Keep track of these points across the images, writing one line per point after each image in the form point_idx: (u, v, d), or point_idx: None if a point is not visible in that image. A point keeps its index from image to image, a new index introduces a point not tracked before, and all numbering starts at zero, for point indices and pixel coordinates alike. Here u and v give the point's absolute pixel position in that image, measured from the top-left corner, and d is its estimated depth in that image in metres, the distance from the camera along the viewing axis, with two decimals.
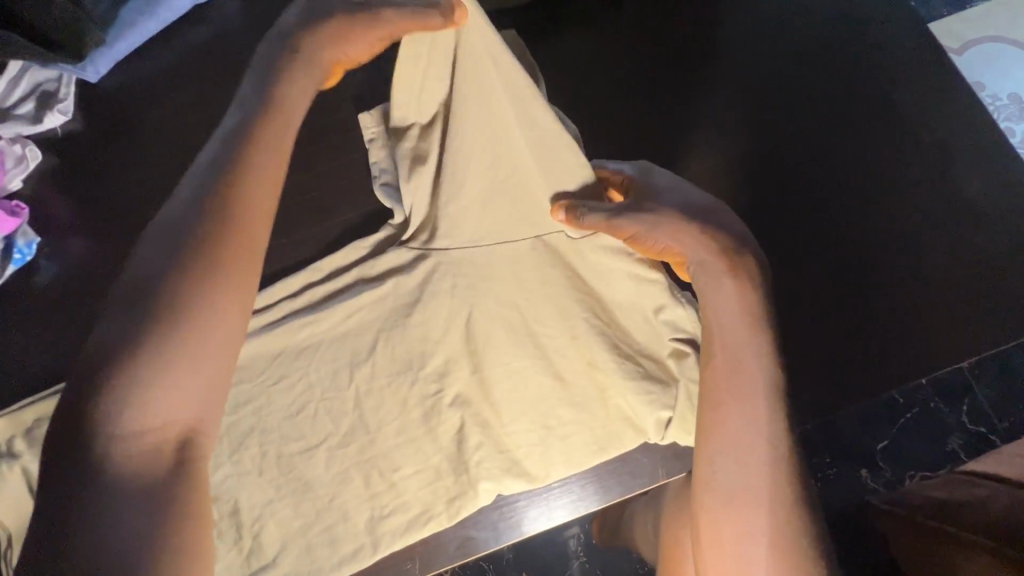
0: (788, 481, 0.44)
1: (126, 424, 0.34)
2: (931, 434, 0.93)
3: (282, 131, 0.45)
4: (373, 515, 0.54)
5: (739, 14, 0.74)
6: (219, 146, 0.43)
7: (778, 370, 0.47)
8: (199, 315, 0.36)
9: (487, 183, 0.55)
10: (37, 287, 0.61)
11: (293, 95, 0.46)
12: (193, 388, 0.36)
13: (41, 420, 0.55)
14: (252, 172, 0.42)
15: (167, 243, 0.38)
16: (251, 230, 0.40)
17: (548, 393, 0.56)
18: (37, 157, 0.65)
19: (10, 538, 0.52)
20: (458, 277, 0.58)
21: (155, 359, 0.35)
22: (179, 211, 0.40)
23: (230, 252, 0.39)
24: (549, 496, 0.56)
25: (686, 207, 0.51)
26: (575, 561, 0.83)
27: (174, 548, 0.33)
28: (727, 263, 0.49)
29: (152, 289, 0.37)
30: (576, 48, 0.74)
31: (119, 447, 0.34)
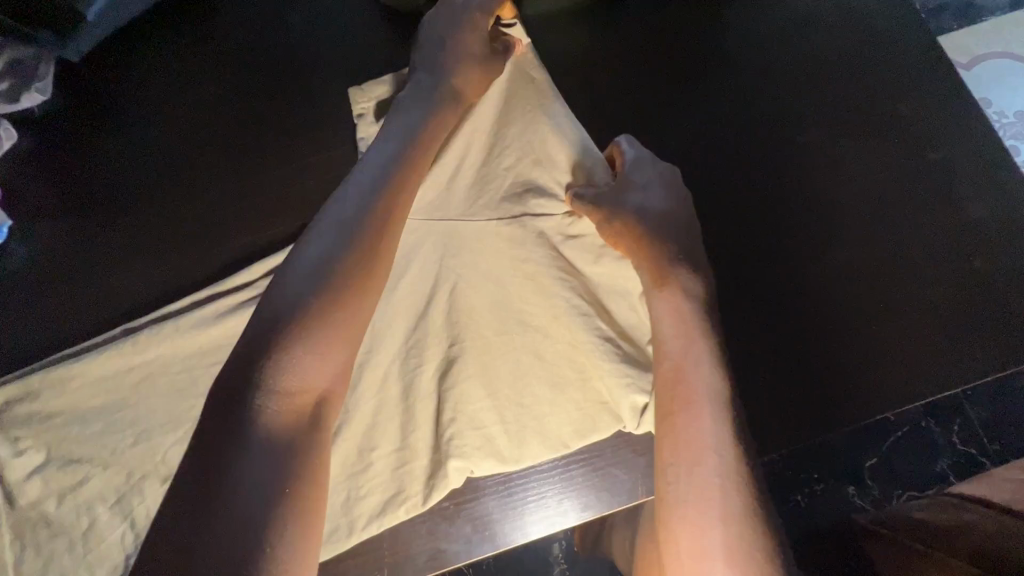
0: (737, 491, 0.42)
1: (280, 383, 0.38)
2: (919, 452, 0.92)
3: (428, 150, 0.52)
4: (350, 496, 0.51)
5: (746, 18, 0.72)
6: (374, 156, 0.49)
7: (725, 375, 0.47)
8: (354, 302, 0.42)
9: (487, 168, 0.59)
10: (8, 269, 0.60)
11: (438, 122, 0.54)
12: (335, 364, 0.41)
13: (10, 403, 0.54)
14: (405, 183, 0.48)
15: (332, 230, 0.44)
16: (394, 228, 0.46)
17: (527, 370, 0.54)
18: (12, 137, 0.64)
19: None
20: (435, 246, 0.57)
21: (312, 330, 0.40)
22: (345, 205, 0.45)
23: (377, 244, 0.44)
24: (524, 509, 0.53)
25: (642, 207, 0.53)
26: (556, 567, 0.82)
27: (295, 503, 0.36)
28: (653, 276, 0.51)
29: (321, 271, 0.42)
30: (579, 41, 0.71)
31: (273, 403, 0.38)
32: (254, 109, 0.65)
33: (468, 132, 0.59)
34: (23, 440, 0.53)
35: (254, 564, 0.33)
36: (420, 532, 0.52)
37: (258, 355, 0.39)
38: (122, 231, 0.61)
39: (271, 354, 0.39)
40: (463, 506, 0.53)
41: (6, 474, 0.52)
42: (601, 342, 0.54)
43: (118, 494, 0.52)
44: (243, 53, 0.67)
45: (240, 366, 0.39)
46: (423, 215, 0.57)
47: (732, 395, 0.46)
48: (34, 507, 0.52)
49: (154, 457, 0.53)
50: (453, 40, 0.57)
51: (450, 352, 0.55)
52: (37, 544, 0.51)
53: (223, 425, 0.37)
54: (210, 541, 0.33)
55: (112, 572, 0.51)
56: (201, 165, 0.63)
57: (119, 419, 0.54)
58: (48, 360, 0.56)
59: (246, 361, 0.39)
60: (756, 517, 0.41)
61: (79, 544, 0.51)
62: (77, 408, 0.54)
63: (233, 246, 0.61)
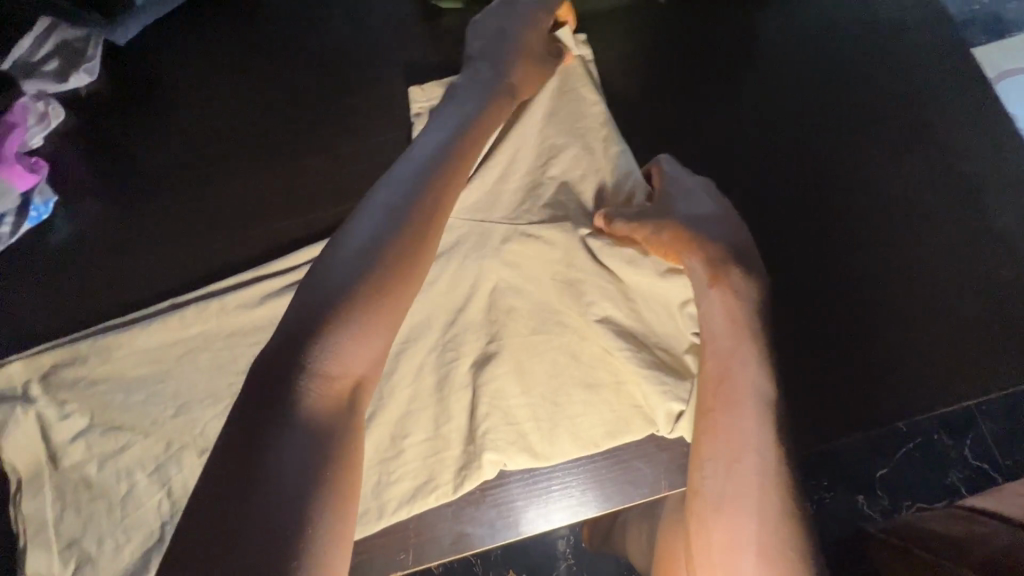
0: (775, 489, 0.43)
1: (328, 359, 0.40)
2: (931, 463, 0.92)
3: (473, 139, 0.53)
4: (381, 480, 0.53)
5: (781, 26, 0.73)
6: (422, 145, 0.50)
7: (775, 379, 0.47)
8: (400, 290, 0.43)
9: (534, 178, 0.60)
10: (56, 242, 0.62)
11: (487, 117, 0.55)
12: (379, 345, 0.42)
13: (58, 365, 0.56)
14: (453, 176, 0.49)
15: (382, 215, 0.45)
16: (439, 216, 0.47)
17: (562, 370, 0.55)
18: (60, 116, 0.66)
19: (21, 480, 0.54)
20: (474, 241, 0.58)
21: (359, 310, 0.41)
22: (393, 191, 0.47)
23: (424, 230, 0.46)
24: (549, 499, 0.54)
25: (691, 213, 0.54)
26: (562, 562, 0.81)
27: (335, 476, 0.37)
28: (707, 273, 0.51)
29: (367, 258, 0.43)
30: (616, 41, 0.72)
31: (316, 380, 0.39)
32: (301, 102, 0.67)
33: (518, 140, 0.61)
34: (69, 404, 0.55)
35: (292, 529, 0.33)
36: (446, 516, 0.54)
37: (305, 333, 0.40)
38: (166, 211, 0.63)
39: (318, 333, 0.40)
40: (488, 492, 0.54)
41: (52, 435, 0.54)
42: (634, 340, 0.55)
43: (157, 462, 0.54)
44: (288, 42, 0.69)
45: (287, 343, 0.40)
46: (468, 217, 0.59)
47: (777, 396, 0.46)
48: (77, 470, 0.54)
49: (192, 429, 0.55)
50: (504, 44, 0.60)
51: (488, 348, 0.56)
52: (78, 505, 0.53)
53: (269, 398, 0.38)
54: (252, 507, 0.33)
55: (147, 537, 0.53)
56: (247, 152, 0.65)
57: (160, 389, 0.56)
58: (95, 328, 0.59)
59: (293, 339, 0.40)
60: (793, 521, 0.42)
61: (118, 508, 0.53)
62: (121, 378, 0.56)
63: (275, 232, 0.63)
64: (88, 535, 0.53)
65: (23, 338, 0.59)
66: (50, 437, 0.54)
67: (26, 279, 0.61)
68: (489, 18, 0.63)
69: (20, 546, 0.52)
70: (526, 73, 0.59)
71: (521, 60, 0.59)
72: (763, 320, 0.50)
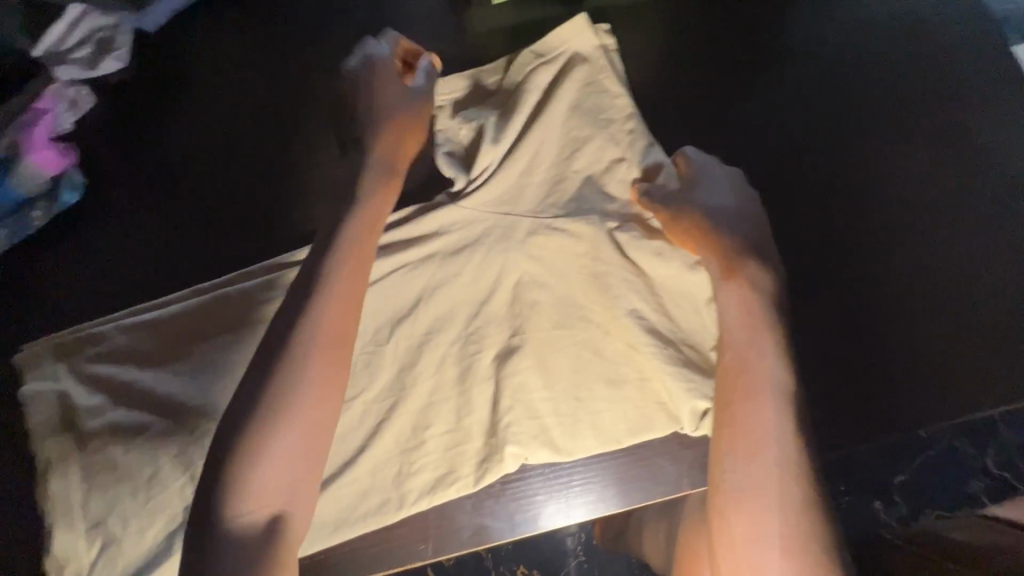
0: (797, 484, 0.41)
1: (248, 490, 0.41)
2: (954, 473, 0.87)
3: (375, 224, 0.51)
4: (402, 471, 0.53)
5: (815, 21, 0.72)
6: (321, 247, 0.49)
7: (795, 372, 0.47)
8: (302, 417, 0.43)
9: (560, 172, 0.60)
10: (85, 228, 0.63)
11: (375, 209, 0.52)
12: (294, 458, 0.43)
13: (84, 350, 0.57)
14: (347, 285, 0.47)
15: (279, 338, 0.44)
16: (344, 314, 0.46)
17: (585, 366, 0.55)
18: (90, 102, 0.67)
19: (48, 460, 0.54)
20: (499, 235, 0.58)
21: (269, 438, 0.42)
22: (293, 306, 0.46)
23: (322, 335, 0.45)
24: (569, 494, 0.54)
25: (710, 206, 0.55)
26: (573, 560, 0.76)
27: None
28: (722, 266, 0.52)
29: (269, 386, 0.43)
30: (646, 33, 0.70)
31: (232, 523, 0.40)
32: (327, 91, 0.67)
33: (543, 131, 0.60)
34: (96, 388, 0.56)
35: None
36: (467, 507, 0.54)
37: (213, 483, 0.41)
38: (191, 199, 0.64)
39: (223, 484, 0.41)
40: (509, 485, 0.54)
41: (79, 417, 0.55)
42: (661, 335, 0.54)
43: (180, 447, 0.55)
44: (316, 32, 0.69)
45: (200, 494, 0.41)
46: (493, 209, 0.58)
47: (797, 389, 0.46)
48: (101, 453, 0.54)
49: (215, 415, 0.55)
50: (372, 116, 0.56)
51: (511, 341, 0.56)
52: (102, 488, 0.54)
53: (201, 540, 0.40)
54: None
55: (170, 521, 0.53)
56: (271, 141, 0.65)
57: (184, 375, 0.56)
58: (120, 314, 0.59)
59: (204, 492, 0.41)
60: (817, 514, 0.41)
61: (142, 491, 0.54)
62: (147, 363, 0.57)
63: (298, 221, 0.63)
64: (113, 516, 0.53)
65: (55, 322, 0.60)
66: (78, 420, 0.55)
67: (55, 263, 0.62)
68: (355, 77, 0.58)
69: (47, 525, 0.53)
70: (394, 140, 0.55)
71: (389, 129, 0.56)
72: (782, 315, 0.50)
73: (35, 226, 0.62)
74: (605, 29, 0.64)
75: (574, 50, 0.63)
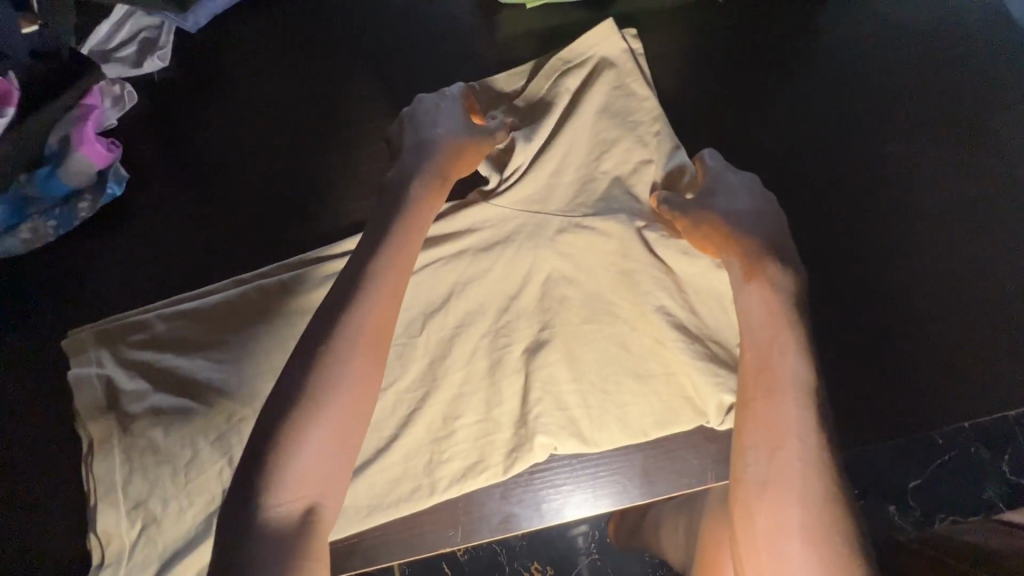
0: (819, 476, 0.42)
1: (282, 483, 0.40)
2: (969, 478, 0.80)
3: (418, 226, 0.51)
4: (433, 459, 0.55)
5: (839, 29, 0.73)
6: (364, 244, 0.49)
7: (816, 371, 0.46)
8: (342, 410, 0.42)
9: (589, 171, 0.62)
10: (128, 220, 0.65)
11: (419, 212, 0.52)
12: (330, 456, 0.42)
13: (128, 337, 0.59)
14: (390, 284, 0.47)
15: (321, 334, 0.44)
16: (385, 314, 0.46)
17: (612, 359, 0.56)
18: (134, 99, 0.69)
19: (93, 442, 0.56)
20: (529, 232, 0.59)
21: (305, 431, 0.41)
22: (337, 302, 0.46)
23: (363, 335, 0.45)
24: (595, 484, 0.55)
25: (730, 209, 0.54)
26: (585, 558, 0.74)
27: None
28: (744, 268, 0.51)
29: (309, 381, 0.42)
30: (673, 39, 0.72)
31: (264, 516, 0.39)
32: (362, 91, 0.69)
33: (573, 132, 0.62)
34: (140, 373, 0.58)
35: None
36: (495, 495, 0.55)
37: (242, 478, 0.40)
38: (231, 194, 0.66)
39: (248, 486, 0.39)
40: (536, 475, 0.56)
41: (123, 401, 0.57)
42: (687, 331, 0.56)
43: (219, 432, 0.57)
44: (353, 35, 0.72)
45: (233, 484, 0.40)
46: (524, 207, 0.60)
47: (819, 385, 0.46)
48: (144, 436, 0.56)
49: (252, 403, 0.57)
50: (430, 135, 0.57)
51: (539, 334, 0.58)
52: (143, 470, 0.56)
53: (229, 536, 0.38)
54: None
55: (209, 502, 0.55)
56: (309, 140, 0.68)
57: (224, 362, 0.59)
58: (161, 304, 0.61)
59: (237, 488, 0.40)
60: (840, 508, 0.41)
61: (181, 473, 0.56)
62: (189, 350, 0.59)
63: (330, 217, 0.65)
64: (154, 497, 0.55)
65: (97, 310, 0.63)
66: (122, 403, 0.57)
67: (100, 253, 0.64)
68: (421, 106, 0.60)
69: (91, 503, 0.55)
70: (448, 160, 0.56)
71: (445, 148, 0.56)
72: (803, 313, 0.49)
73: (81, 218, 0.64)
74: (632, 33, 0.66)
75: (605, 53, 0.65)
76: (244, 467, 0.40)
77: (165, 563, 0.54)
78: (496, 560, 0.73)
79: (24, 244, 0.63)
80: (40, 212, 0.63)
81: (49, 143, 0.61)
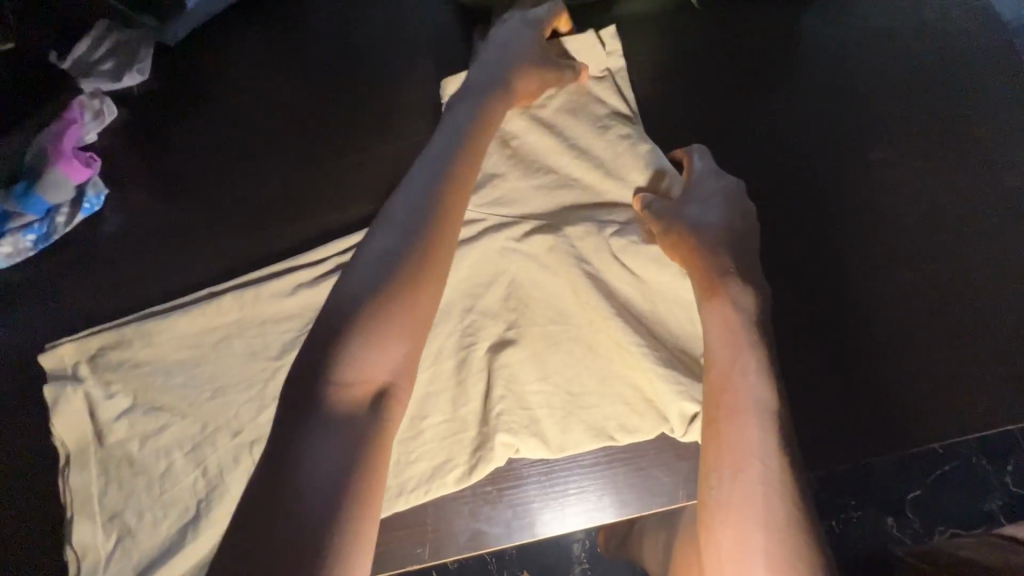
0: (782, 500, 0.40)
1: (346, 373, 0.39)
2: (968, 490, 0.74)
3: (479, 144, 0.52)
4: (400, 459, 0.55)
5: (821, 29, 0.72)
6: (428, 158, 0.50)
7: (778, 389, 0.45)
8: (405, 310, 0.42)
9: (558, 175, 0.61)
10: (106, 231, 0.66)
11: (484, 127, 0.54)
12: (393, 356, 0.41)
13: (105, 348, 0.59)
14: (458, 184, 0.49)
15: (389, 240, 0.44)
16: (449, 227, 0.46)
17: (579, 359, 0.56)
18: (113, 112, 0.69)
19: (68, 454, 0.57)
20: (496, 236, 0.59)
21: (370, 324, 0.41)
22: (406, 206, 0.46)
23: (432, 238, 0.45)
24: (565, 501, 0.55)
25: (701, 222, 0.54)
26: (577, 567, 0.73)
27: (359, 468, 0.37)
28: (703, 288, 0.51)
29: (378, 280, 0.42)
30: (649, 39, 0.71)
31: (330, 404, 0.38)
32: (338, 102, 0.69)
33: (541, 136, 0.62)
34: (114, 384, 0.58)
35: (324, 530, 0.34)
36: (463, 510, 0.55)
37: (308, 365, 0.39)
38: (204, 197, 0.67)
39: (302, 381, 0.39)
40: (504, 490, 0.55)
41: (99, 413, 0.58)
42: (654, 336, 0.56)
43: (193, 442, 0.57)
44: (329, 41, 0.72)
45: (301, 369, 0.39)
46: (492, 209, 0.60)
47: (780, 407, 0.45)
48: (121, 448, 0.57)
49: (226, 410, 0.58)
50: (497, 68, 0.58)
51: (505, 334, 0.57)
52: (119, 481, 0.56)
53: (293, 428, 0.37)
54: (285, 513, 0.34)
55: (184, 512, 0.55)
56: (283, 146, 0.68)
57: (197, 373, 0.59)
58: (139, 313, 0.62)
59: (292, 381, 0.39)
60: (804, 538, 0.39)
61: (156, 484, 0.56)
62: (161, 361, 0.59)
63: (302, 220, 0.65)
64: (129, 507, 0.56)
65: (75, 320, 0.63)
66: (97, 414, 0.58)
67: (79, 262, 0.65)
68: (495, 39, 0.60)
69: (68, 516, 0.56)
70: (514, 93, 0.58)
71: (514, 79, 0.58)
72: (766, 332, 0.48)
73: (60, 232, 0.65)
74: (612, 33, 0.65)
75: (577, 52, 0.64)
76: (303, 359, 0.40)
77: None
78: (490, 570, 0.73)
79: (5, 256, 0.64)
80: (18, 227, 0.63)
81: (25, 157, 0.61)
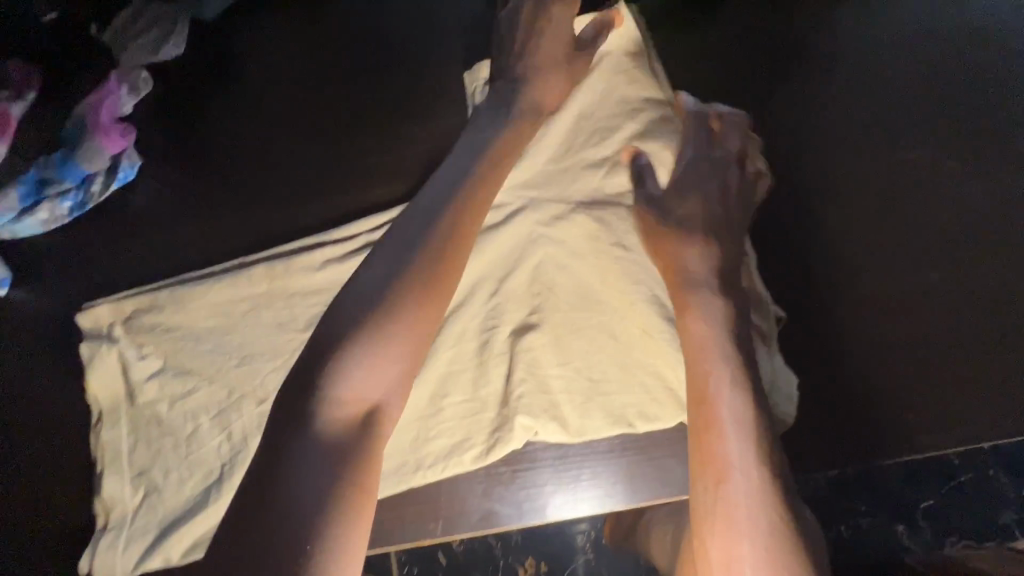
0: (762, 509, 0.42)
1: (342, 389, 0.41)
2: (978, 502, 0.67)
3: (497, 164, 0.53)
4: (419, 435, 0.56)
5: (855, 30, 0.71)
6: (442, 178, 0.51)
7: (752, 397, 0.46)
8: (406, 329, 0.43)
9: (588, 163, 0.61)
10: (142, 199, 0.68)
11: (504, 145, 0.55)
12: (391, 373, 0.42)
13: (139, 312, 0.61)
14: (470, 205, 0.50)
15: (393, 260, 0.45)
16: (458, 248, 0.47)
17: (600, 346, 0.57)
18: (149, 86, 0.71)
19: (102, 411, 0.59)
20: (524, 222, 0.60)
21: (366, 343, 0.42)
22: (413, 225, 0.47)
23: (440, 261, 0.46)
24: (578, 486, 0.55)
25: (683, 221, 0.56)
26: (580, 557, 0.74)
27: (347, 484, 0.38)
28: (675, 300, 0.52)
29: (377, 299, 0.44)
30: (683, 34, 0.71)
31: (325, 420, 0.40)
32: (372, 84, 0.70)
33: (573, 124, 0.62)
34: (146, 346, 0.60)
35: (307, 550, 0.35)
36: (476, 489, 0.55)
37: (304, 379, 0.41)
38: (238, 171, 0.68)
39: (302, 394, 0.41)
40: (518, 472, 0.56)
41: (131, 373, 0.59)
42: None
43: (219, 408, 0.58)
44: (365, 23, 0.73)
45: (297, 383, 0.41)
46: (520, 195, 0.61)
47: (759, 415, 0.46)
48: (150, 409, 0.59)
49: (251, 378, 0.59)
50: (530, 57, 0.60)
51: (528, 318, 0.58)
52: (147, 440, 0.58)
53: (285, 441, 0.39)
54: (269, 527, 0.36)
55: (207, 475, 0.57)
56: (316, 124, 0.69)
57: (225, 341, 0.60)
58: (170, 281, 0.63)
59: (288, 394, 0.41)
60: (790, 541, 0.41)
61: (182, 445, 0.58)
62: (191, 327, 0.61)
63: (332, 198, 0.66)
64: (156, 466, 0.58)
65: (109, 283, 0.65)
66: (128, 374, 0.59)
67: (115, 229, 0.67)
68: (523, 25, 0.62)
69: (98, 469, 0.58)
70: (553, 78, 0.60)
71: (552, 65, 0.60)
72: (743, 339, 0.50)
73: (95, 200, 0.67)
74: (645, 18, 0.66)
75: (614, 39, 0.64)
76: (300, 375, 0.42)
77: (161, 533, 0.55)
78: (492, 551, 0.74)
79: (43, 223, 0.66)
80: (55, 195, 0.65)
81: (66, 125, 0.64)
